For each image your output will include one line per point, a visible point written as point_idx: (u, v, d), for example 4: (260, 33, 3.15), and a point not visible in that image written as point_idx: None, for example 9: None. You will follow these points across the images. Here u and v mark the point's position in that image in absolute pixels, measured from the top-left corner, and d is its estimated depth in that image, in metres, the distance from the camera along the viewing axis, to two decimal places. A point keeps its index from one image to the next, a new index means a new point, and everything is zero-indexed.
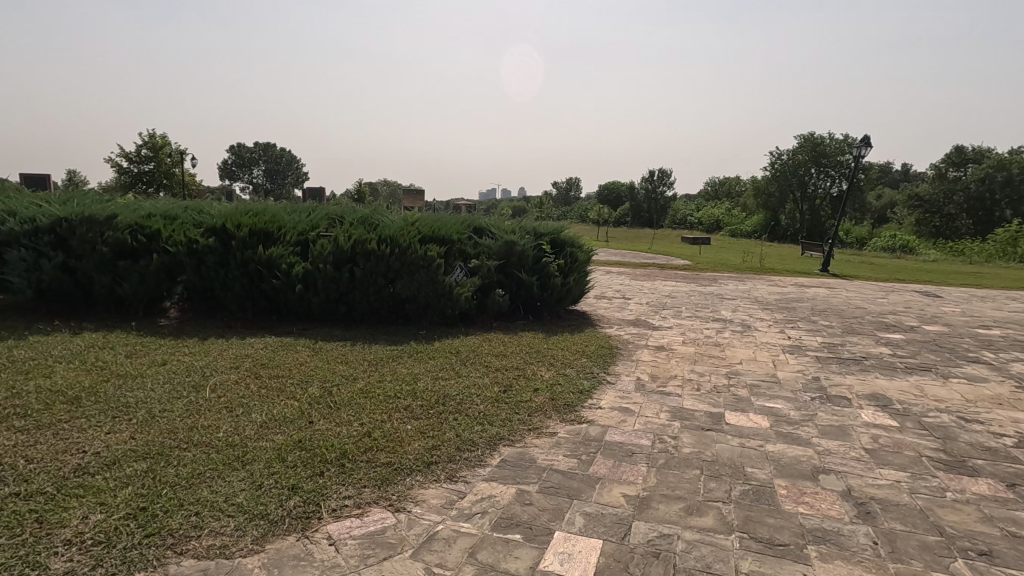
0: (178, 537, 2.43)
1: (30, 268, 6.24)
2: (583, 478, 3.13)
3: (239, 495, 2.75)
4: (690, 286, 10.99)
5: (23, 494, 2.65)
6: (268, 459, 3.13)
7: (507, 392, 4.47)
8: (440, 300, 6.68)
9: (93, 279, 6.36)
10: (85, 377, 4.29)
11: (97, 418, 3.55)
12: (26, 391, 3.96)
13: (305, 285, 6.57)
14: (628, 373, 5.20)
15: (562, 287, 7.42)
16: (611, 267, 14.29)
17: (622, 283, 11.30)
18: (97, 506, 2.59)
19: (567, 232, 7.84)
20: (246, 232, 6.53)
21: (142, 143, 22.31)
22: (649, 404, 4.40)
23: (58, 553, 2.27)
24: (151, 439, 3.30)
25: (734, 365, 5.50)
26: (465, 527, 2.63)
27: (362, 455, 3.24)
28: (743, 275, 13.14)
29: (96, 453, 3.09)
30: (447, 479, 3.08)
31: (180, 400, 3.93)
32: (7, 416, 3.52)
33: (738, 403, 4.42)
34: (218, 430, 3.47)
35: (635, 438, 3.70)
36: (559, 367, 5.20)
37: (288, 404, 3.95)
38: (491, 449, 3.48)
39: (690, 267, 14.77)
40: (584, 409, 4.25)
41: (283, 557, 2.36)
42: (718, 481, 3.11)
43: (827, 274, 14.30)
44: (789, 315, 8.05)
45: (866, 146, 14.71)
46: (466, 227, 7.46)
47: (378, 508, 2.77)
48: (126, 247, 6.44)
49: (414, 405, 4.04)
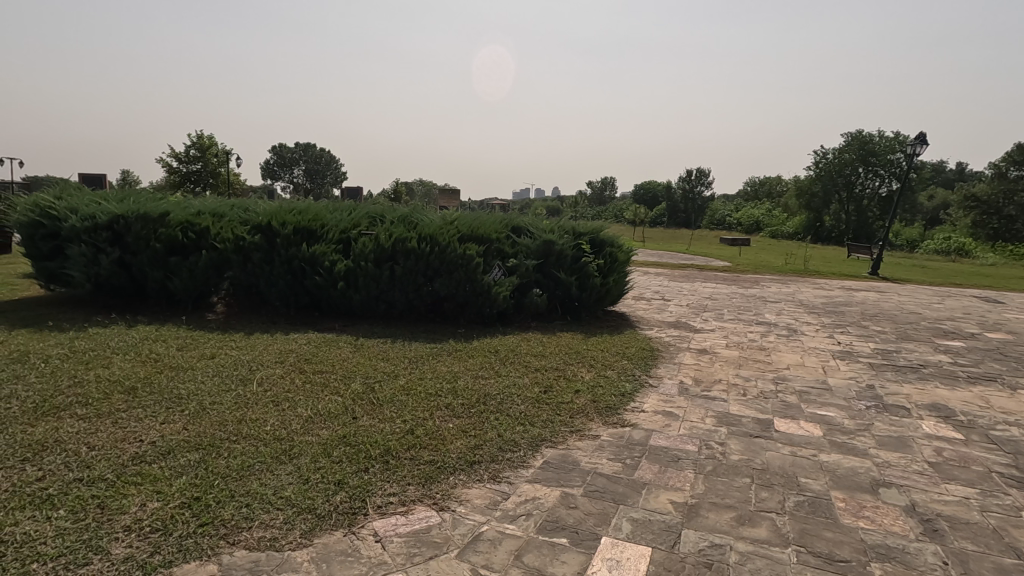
0: (230, 527, 2.47)
1: (89, 263, 6.53)
2: (629, 483, 3.06)
3: (287, 489, 2.79)
4: (731, 288, 10.72)
5: (86, 480, 2.76)
6: (314, 453, 3.17)
7: (548, 392, 4.43)
8: (478, 299, 6.70)
9: (147, 274, 6.61)
10: (140, 369, 4.45)
11: (153, 408, 3.68)
12: (87, 380, 4.14)
13: (347, 282, 6.69)
14: (670, 376, 5.09)
15: (601, 287, 7.34)
16: (649, 268, 14.14)
17: (661, 284, 11.12)
18: (154, 494, 2.67)
19: (606, 232, 7.74)
20: (290, 230, 6.70)
21: (192, 144, 23.22)
22: (694, 408, 4.29)
23: (118, 539, 2.35)
24: (203, 430, 3.39)
25: (781, 370, 5.32)
26: (510, 529, 2.60)
27: (406, 452, 3.25)
28: (786, 278, 12.72)
29: (152, 442, 3.19)
30: (490, 479, 3.06)
31: (229, 393, 4.03)
32: (69, 404, 3.68)
33: (788, 410, 4.26)
34: (266, 423, 3.54)
35: (681, 443, 3.60)
36: (600, 369, 5.13)
37: (332, 400, 4.01)
38: (533, 450, 3.44)
39: (731, 268, 14.41)
40: (626, 411, 4.17)
41: (331, 551, 2.38)
42: (770, 491, 2.99)
43: (876, 278, 13.71)
44: (837, 320, 7.75)
45: (921, 144, 14.04)
46: (505, 226, 7.43)
47: (423, 506, 2.77)
48: (177, 243, 6.67)
49: (455, 404, 4.03)
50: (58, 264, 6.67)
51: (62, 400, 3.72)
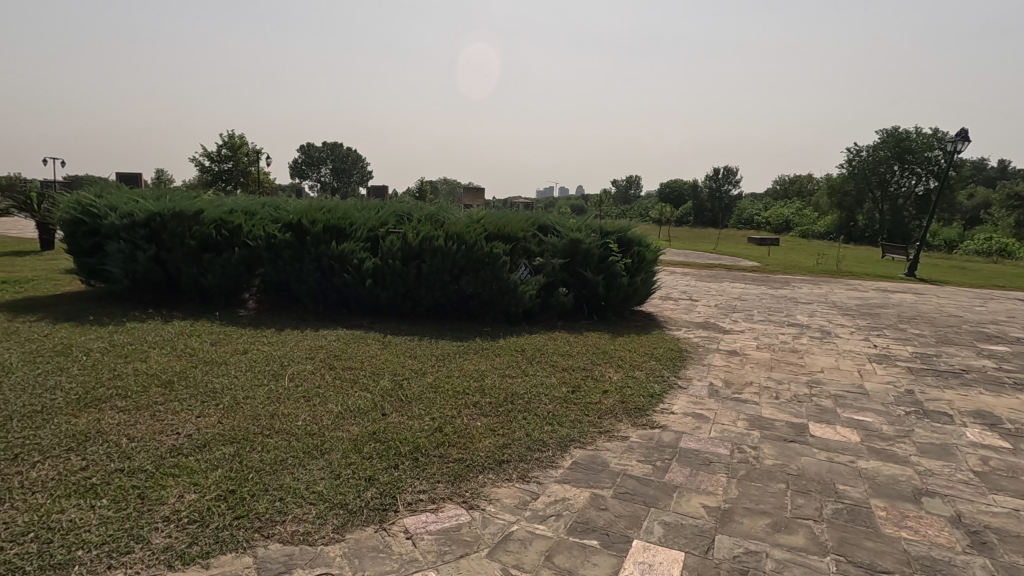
0: (265, 521, 2.51)
1: (127, 259, 6.72)
2: (659, 485, 3.01)
3: (319, 483, 2.82)
4: (761, 289, 10.50)
5: (127, 470, 2.83)
6: (345, 449, 3.21)
7: (576, 392, 4.40)
8: (504, 298, 6.69)
9: (182, 271, 6.78)
10: (176, 363, 4.56)
11: (188, 402, 3.76)
12: (126, 373, 4.27)
13: (375, 280, 6.75)
14: (700, 378, 5.00)
15: (628, 287, 7.27)
16: (676, 267, 13.94)
17: (688, 284, 10.96)
18: (191, 486, 2.73)
19: (634, 232, 7.64)
20: (320, 228, 6.81)
21: (223, 143, 23.78)
22: (725, 410, 4.21)
23: (159, 529, 2.41)
24: (238, 424, 3.46)
25: (815, 373, 5.18)
26: (540, 530, 2.58)
27: (435, 450, 3.26)
28: (817, 279, 12.41)
29: (189, 435, 3.27)
30: (519, 479, 3.05)
31: (261, 388, 4.10)
32: (110, 396, 3.79)
33: (823, 414, 4.15)
34: (297, 418, 3.59)
35: (712, 446, 3.53)
36: (628, 369, 5.07)
37: (362, 396, 4.05)
38: (562, 450, 3.42)
39: (760, 269, 14.12)
40: (655, 413, 4.12)
41: (363, 547, 2.40)
42: (807, 498, 2.91)
43: (913, 279, 13.27)
44: (873, 322, 7.52)
45: (962, 141, 13.52)
46: (532, 225, 7.40)
47: (453, 504, 2.77)
48: (211, 240, 6.82)
49: (483, 403, 4.03)
50: (98, 260, 6.89)
51: (103, 392, 3.84)
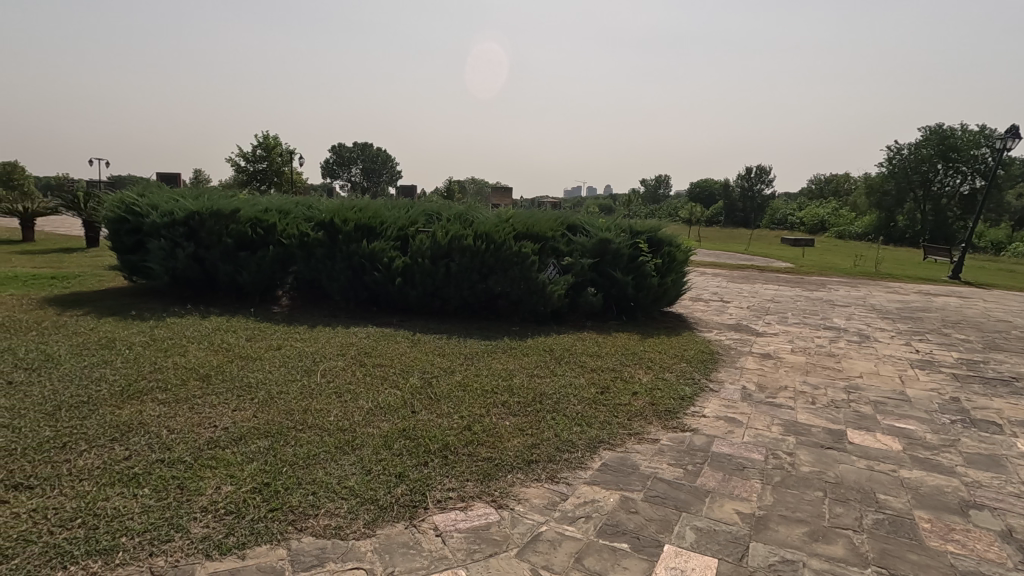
0: (298, 514, 2.56)
1: (167, 256, 6.94)
2: (691, 490, 2.96)
3: (350, 479, 2.86)
4: (796, 291, 10.23)
5: (167, 461, 2.92)
6: (376, 445, 3.24)
7: (605, 393, 4.36)
8: (533, 297, 6.68)
9: (218, 268, 6.96)
10: (213, 358, 4.69)
11: (225, 396, 3.86)
12: (166, 366, 4.41)
13: (404, 279, 6.82)
14: (732, 381, 4.89)
15: (657, 287, 7.18)
16: (707, 268, 13.71)
17: (719, 285, 10.75)
18: (227, 478, 2.79)
19: (664, 231, 7.54)
20: (351, 227, 6.91)
21: (258, 144, 24.37)
22: (758, 415, 4.11)
23: (197, 518, 2.47)
24: (272, 418, 3.54)
25: (853, 378, 5.02)
26: (569, 531, 2.56)
27: (464, 448, 3.27)
28: (854, 281, 12.02)
29: (225, 428, 3.35)
30: (548, 479, 3.04)
31: (294, 383, 4.19)
32: (151, 388, 3.92)
33: (862, 421, 4.01)
34: (329, 414, 3.65)
35: (746, 451, 3.45)
36: (657, 371, 5.00)
37: (392, 393, 4.09)
38: (591, 452, 3.39)
39: (795, 270, 13.75)
40: (686, 416, 4.05)
41: (393, 543, 2.42)
42: (846, 506, 2.82)
43: (958, 282, 12.73)
44: (915, 326, 7.24)
45: (1013, 138, 12.92)
46: (561, 224, 7.36)
47: (482, 503, 2.77)
48: (247, 239, 6.99)
49: (512, 402, 4.03)
50: (140, 257, 7.14)
51: (145, 385, 3.97)
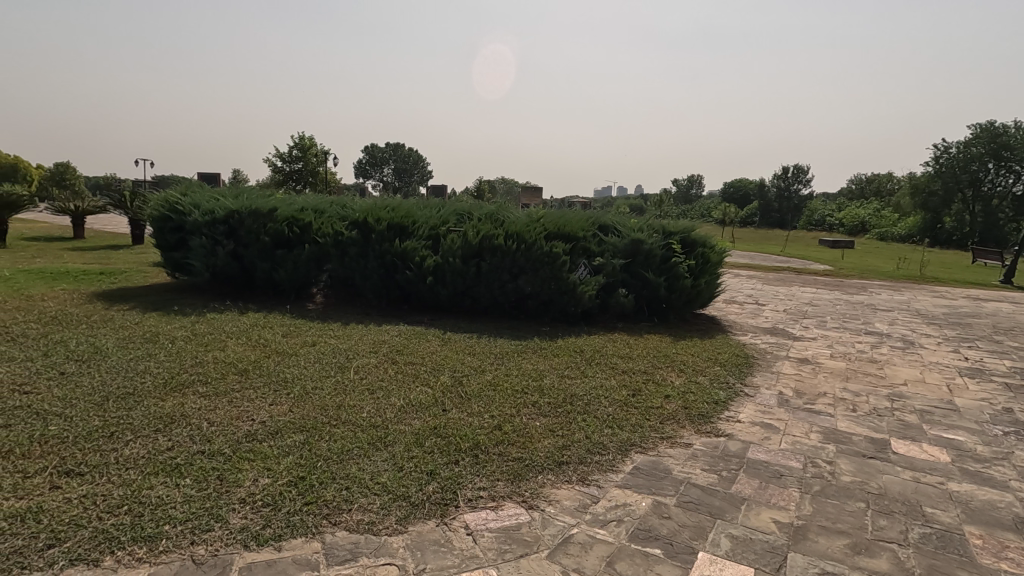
0: (332, 508, 2.60)
1: (208, 254, 7.17)
2: (726, 497, 2.89)
3: (383, 475, 2.89)
4: (835, 294, 9.92)
5: (208, 452, 3.01)
6: (407, 442, 3.27)
7: (637, 396, 4.30)
8: (563, 297, 6.64)
9: (256, 266, 7.15)
10: (251, 353, 4.81)
11: (263, 390, 3.96)
12: (206, 360, 4.55)
13: (435, 278, 6.87)
14: (768, 386, 4.77)
15: (690, 289, 7.06)
16: (741, 270, 13.41)
17: (753, 287, 10.49)
18: (265, 470, 2.86)
19: (698, 232, 7.40)
20: (384, 226, 7.00)
21: (294, 145, 24.94)
22: (796, 421, 3.99)
23: (235, 509, 2.54)
24: (307, 413, 3.61)
25: (897, 386, 4.83)
26: (601, 534, 2.54)
27: (495, 448, 3.27)
28: (897, 285, 11.58)
29: (263, 422, 3.44)
30: (579, 481, 3.01)
31: (328, 379, 4.27)
32: (193, 381, 4.05)
33: (907, 431, 3.85)
34: (362, 410, 3.70)
35: (783, 459, 3.35)
36: (690, 374, 4.91)
37: (423, 391, 4.12)
38: (623, 454, 3.35)
39: (833, 273, 13.32)
40: (720, 421, 3.96)
41: (425, 540, 2.43)
42: (890, 519, 2.71)
43: (1010, 287, 12.14)
44: (964, 333, 6.93)
45: None
46: (592, 224, 7.29)
47: (512, 503, 2.76)
48: (283, 237, 7.15)
49: (542, 402, 4.02)
50: (182, 254, 7.39)
51: (187, 378, 4.11)
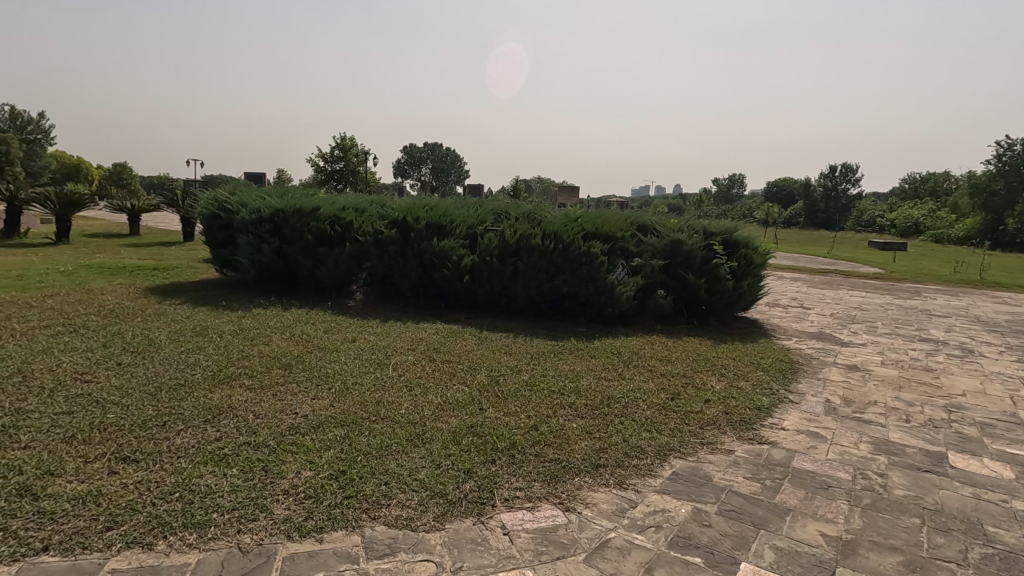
0: (372, 502, 2.64)
1: (254, 251, 7.41)
2: (770, 507, 2.80)
3: (421, 471, 2.92)
4: (886, 298, 9.50)
5: (253, 444, 3.11)
6: (445, 440, 3.30)
7: (676, 400, 4.22)
8: (601, 298, 6.57)
9: (299, 263, 7.34)
10: (294, 348, 4.95)
11: (305, 384, 4.07)
12: (252, 354, 4.70)
13: (472, 277, 6.91)
14: (814, 393, 4.60)
15: (732, 291, 6.88)
16: (786, 272, 13.00)
17: (798, 290, 10.16)
18: (307, 463, 2.93)
19: (741, 232, 7.20)
20: (422, 225, 7.08)
21: (336, 145, 25.54)
22: (844, 431, 3.83)
23: (279, 500, 2.61)
24: (347, 408, 3.68)
25: (955, 397, 4.58)
26: (639, 540, 2.50)
27: (531, 448, 3.27)
28: (955, 289, 11.00)
29: (306, 416, 3.53)
30: (617, 485, 2.98)
31: (368, 375, 4.35)
32: (240, 374, 4.20)
33: (966, 444, 3.65)
34: (401, 407, 3.75)
35: (831, 469, 3.22)
36: (731, 379, 4.78)
37: (460, 389, 4.15)
38: (662, 459, 3.29)
39: (884, 276, 12.74)
40: (763, 427, 3.84)
41: (462, 538, 2.45)
42: (948, 537, 2.57)
43: None
44: None
45: None
46: (631, 224, 7.18)
47: (549, 505, 2.75)
48: (326, 235, 7.32)
49: (579, 404, 3.99)
50: (230, 251, 7.66)
51: (234, 371, 4.25)
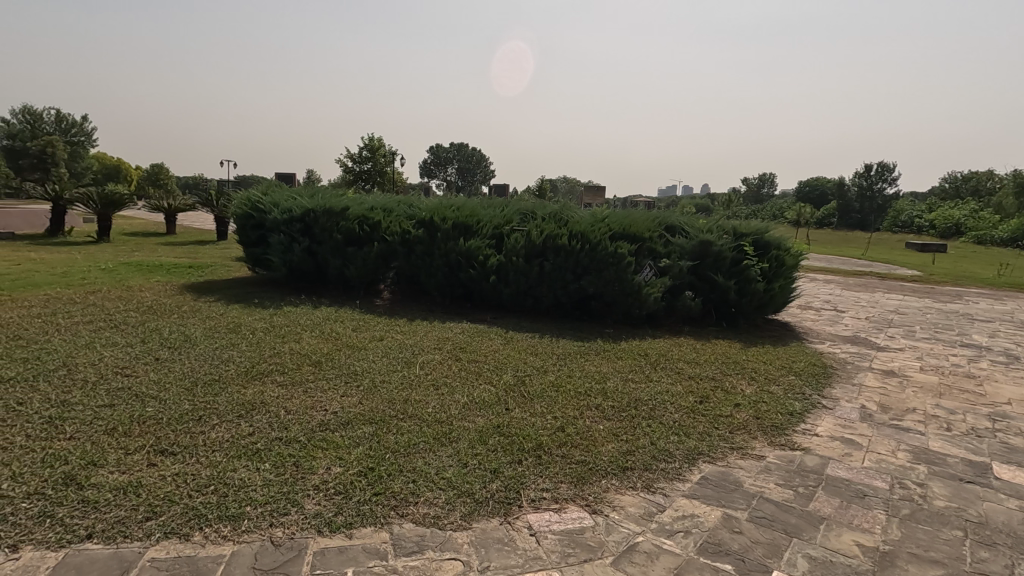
0: (399, 499, 2.67)
1: (285, 250, 7.56)
2: (803, 515, 2.73)
3: (448, 470, 2.94)
4: (925, 302, 9.17)
5: (285, 439, 3.18)
6: (471, 439, 3.31)
7: (705, 403, 4.15)
8: (628, 299, 6.51)
9: (329, 262, 7.47)
10: (323, 345, 5.03)
11: (334, 382, 4.13)
12: (283, 351, 4.80)
13: (499, 277, 6.93)
14: (848, 399, 4.48)
15: (763, 293, 6.74)
16: (818, 274, 12.67)
17: (832, 293, 9.90)
18: (337, 459, 2.98)
19: (772, 233, 7.05)
20: (449, 224, 7.12)
21: (364, 146, 25.90)
22: (881, 438, 3.72)
23: (310, 495, 2.66)
24: (375, 406, 3.73)
25: (1000, 405, 4.40)
26: (667, 545, 2.47)
27: (558, 449, 3.26)
28: (999, 293, 10.57)
29: (335, 412, 3.59)
30: (644, 488, 2.94)
31: (395, 373, 4.40)
32: (271, 370, 4.29)
33: (1012, 455, 3.50)
34: (428, 405, 3.78)
35: (867, 478, 3.13)
36: (762, 383, 4.68)
37: (486, 389, 4.16)
38: (690, 463, 3.24)
39: (922, 279, 12.30)
40: (795, 433, 3.75)
41: (489, 538, 2.45)
42: (993, 551, 2.47)
43: None
44: None
45: None
46: (659, 224, 7.09)
47: (576, 506, 2.74)
48: (354, 235, 7.43)
49: (606, 406, 3.96)
50: (262, 250, 7.83)
51: (266, 367, 4.35)
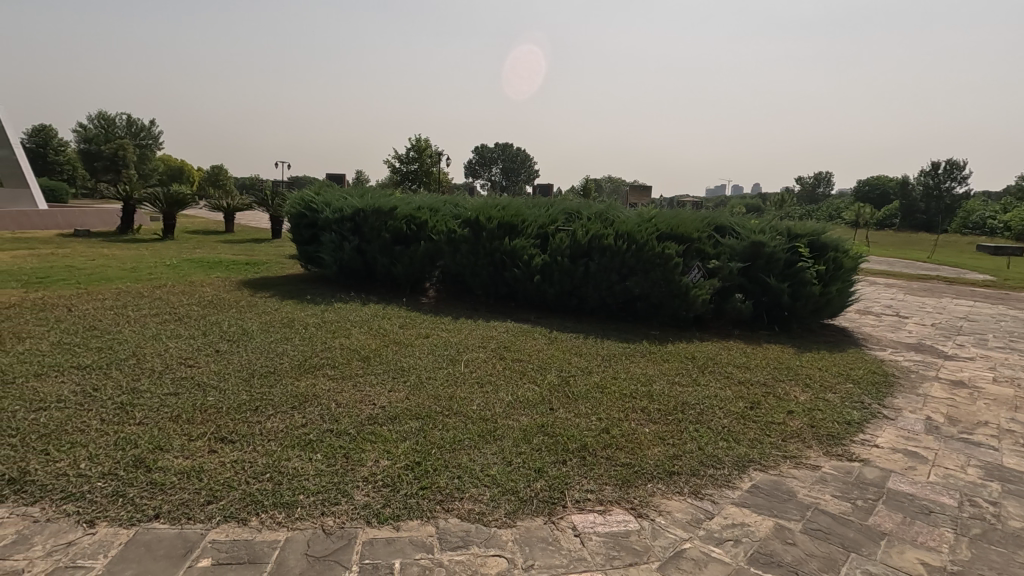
0: (445, 494, 2.71)
1: (336, 248, 7.81)
2: (861, 529, 2.61)
3: (492, 468, 2.96)
4: (999, 309, 8.57)
5: (336, 431, 3.27)
6: (515, 437, 3.33)
7: (756, 409, 4.02)
8: (675, 300, 6.37)
9: (377, 260, 7.66)
10: (372, 341, 5.16)
11: (382, 377, 4.23)
12: (334, 346, 4.95)
13: (543, 276, 6.93)
14: (912, 409, 4.24)
15: (818, 296, 6.46)
16: (879, 277, 12.05)
17: (894, 297, 9.39)
18: (385, 453, 3.05)
19: (829, 233, 6.75)
20: (494, 224, 7.16)
21: (411, 146, 26.36)
22: (949, 452, 3.50)
23: (359, 487, 2.73)
24: (421, 401, 3.80)
25: None
26: (716, 553, 2.40)
27: (603, 451, 3.22)
28: None
29: (383, 407, 3.67)
30: (691, 494, 2.88)
31: (440, 370, 4.46)
32: (323, 364, 4.44)
33: None
34: (472, 403, 3.82)
35: (933, 494, 2.96)
36: (817, 390, 4.49)
37: (530, 388, 4.17)
38: (740, 470, 3.14)
39: (996, 284, 11.48)
40: (853, 443, 3.59)
41: (533, 537, 2.46)
42: None
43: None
44: None
45: None
46: (708, 224, 6.90)
47: (621, 509, 2.71)
48: (402, 234, 7.58)
49: (652, 408, 3.89)
50: (315, 248, 8.11)
51: (318, 361, 4.50)
